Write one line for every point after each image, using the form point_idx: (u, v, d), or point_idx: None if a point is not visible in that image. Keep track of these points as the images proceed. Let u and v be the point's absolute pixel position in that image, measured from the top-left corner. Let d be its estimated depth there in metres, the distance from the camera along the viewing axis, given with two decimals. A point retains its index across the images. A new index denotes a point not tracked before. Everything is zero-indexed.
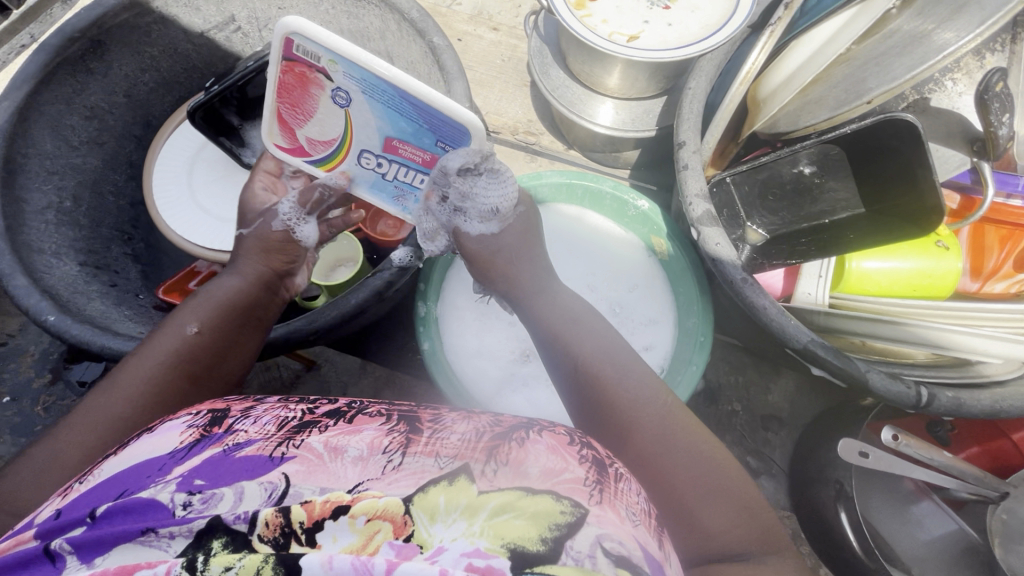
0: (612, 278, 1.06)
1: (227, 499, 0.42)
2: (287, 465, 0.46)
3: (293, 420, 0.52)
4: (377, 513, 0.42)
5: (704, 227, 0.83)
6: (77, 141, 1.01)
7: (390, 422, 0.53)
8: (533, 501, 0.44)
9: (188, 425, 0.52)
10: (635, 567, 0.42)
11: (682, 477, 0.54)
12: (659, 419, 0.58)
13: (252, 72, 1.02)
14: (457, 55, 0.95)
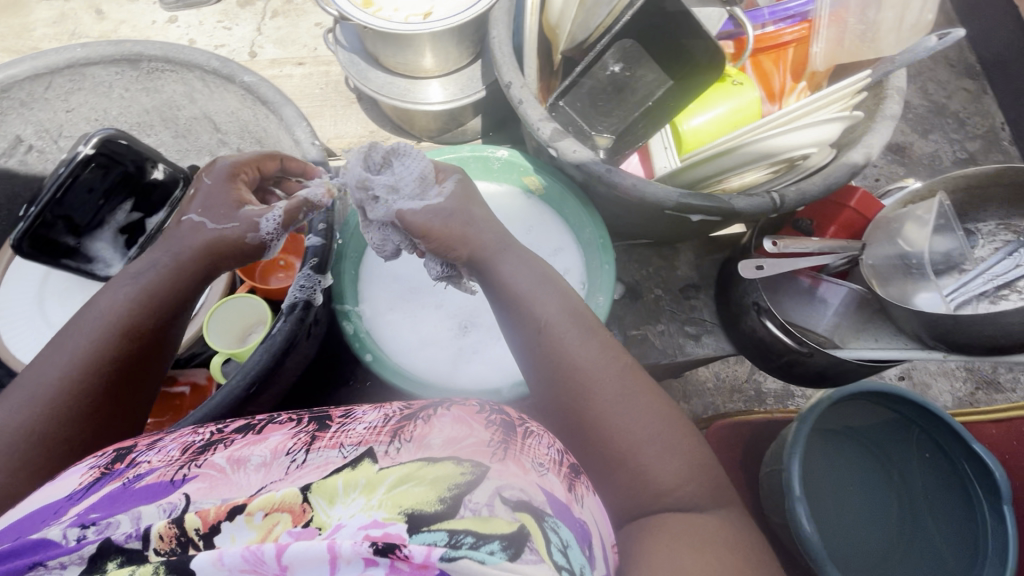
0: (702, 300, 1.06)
1: (124, 522, 0.37)
2: (187, 485, 0.40)
3: (198, 442, 0.47)
4: (274, 505, 0.38)
5: (875, 236, 0.81)
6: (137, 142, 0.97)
7: (300, 424, 0.50)
8: (434, 468, 0.42)
9: (89, 466, 0.45)
10: (537, 510, 0.41)
11: (623, 436, 0.53)
12: (613, 383, 0.54)
13: (376, 85, 1.02)
14: None
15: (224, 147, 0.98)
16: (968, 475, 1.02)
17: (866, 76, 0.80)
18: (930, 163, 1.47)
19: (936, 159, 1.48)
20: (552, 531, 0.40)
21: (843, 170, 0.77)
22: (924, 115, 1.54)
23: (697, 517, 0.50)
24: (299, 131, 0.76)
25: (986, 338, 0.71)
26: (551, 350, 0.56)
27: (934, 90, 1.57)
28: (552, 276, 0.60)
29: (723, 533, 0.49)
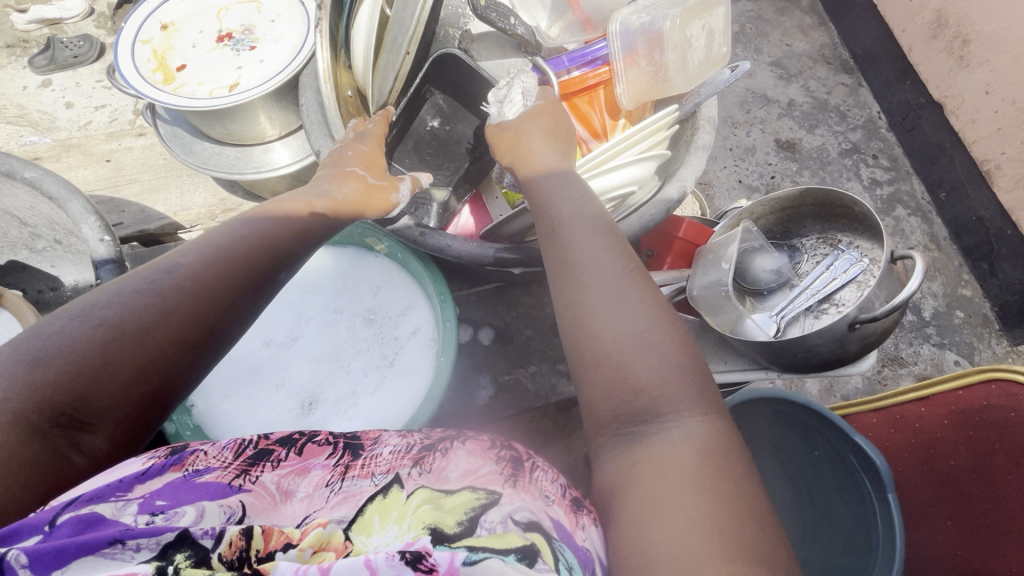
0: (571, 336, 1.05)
1: (190, 513, 0.38)
2: (244, 495, 0.43)
3: (249, 446, 0.49)
4: (323, 544, 0.39)
5: (701, 266, 0.82)
6: None
7: (337, 451, 0.51)
8: (451, 498, 0.45)
9: (148, 456, 0.45)
10: (546, 532, 0.43)
11: (606, 331, 0.50)
12: (609, 295, 0.51)
13: (199, 164, 0.96)
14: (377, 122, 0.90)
15: (39, 238, 0.91)
16: (857, 467, 1.00)
17: (673, 110, 0.82)
18: (821, 156, 1.55)
19: (824, 152, 1.56)
20: (561, 552, 0.41)
21: (658, 207, 0.79)
22: (808, 111, 1.61)
23: (675, 429, 0.45)
24: (86, 229, 0.71)
25: (802, 358, 0.73)
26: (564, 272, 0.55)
27: (816, 87, 1.65)
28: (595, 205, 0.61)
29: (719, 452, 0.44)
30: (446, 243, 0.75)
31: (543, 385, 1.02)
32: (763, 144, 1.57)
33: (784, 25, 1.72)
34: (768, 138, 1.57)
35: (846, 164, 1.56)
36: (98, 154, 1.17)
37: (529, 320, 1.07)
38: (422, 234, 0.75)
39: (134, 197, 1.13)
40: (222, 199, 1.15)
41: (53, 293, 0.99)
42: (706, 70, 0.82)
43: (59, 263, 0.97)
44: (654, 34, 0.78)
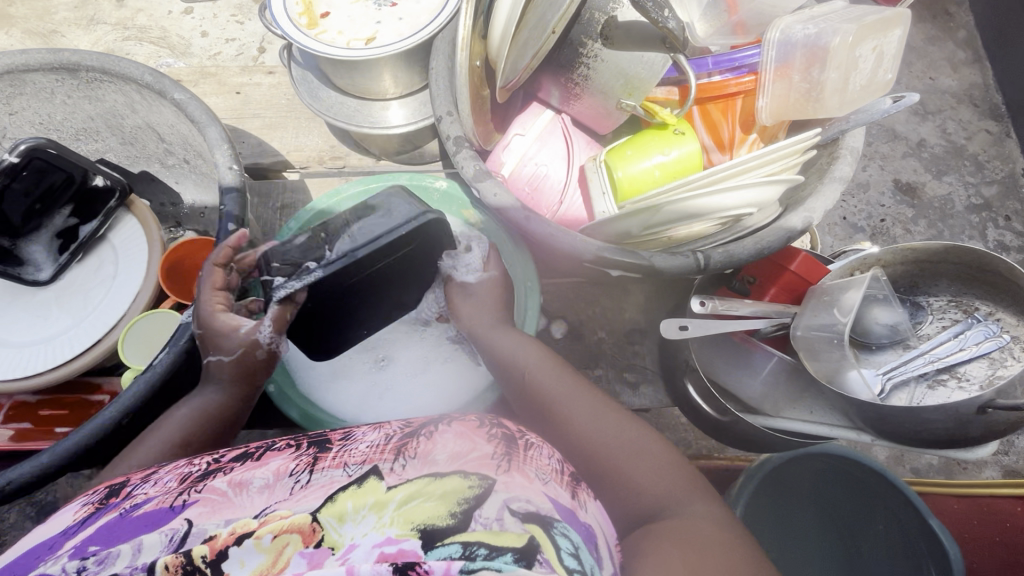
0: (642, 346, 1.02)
1: (123, 555, 0.40)
2: (188, 511, 0.44)
3: (197, 471, 0.50)
4: (285, 527, 0.40)
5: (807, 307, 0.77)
6: (89, 138, 0.97)
7: (300, 449, 0.53)
8: (440, 485, 0.43)
9: (83, 503, 0.48)
10: (545, 520, 0.41)
11: (596, 443, 0.57)
12: (588, 410, 0.61)
13: (321, 110, 1.01)
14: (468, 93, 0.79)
15: (171, 155, 0.98)
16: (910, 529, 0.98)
17: (813, 134, 0.75)
18: (942, 207, 1.41)
19: (949, 202, 1.41)
20: (562, 537, 0.40)
21: (779, 235, 0.72)
22: (940, 155, 1.46)
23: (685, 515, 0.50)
24: (219, 155, 0.75)
25: (912, 430, 0.67)
26: (552, 413, 0.62)
27: (954, 130, 1.48)
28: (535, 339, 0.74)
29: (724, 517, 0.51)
30: (549, 231, 0.72)
31: (606, 391, 1.00)
32: (879, 182, 1.43)
33: (930, 55, 1.55)
34: (887, 176, 1.43)
35: (970, 221, 1.40)
36: (230, 86, 1.24)
37: (604, 322, 1.05)
38: (527, 218, 0.73)
39: (254, 131, 1.19)
40: (332, 147, 1.20)
41: (172, 208, 1.06)
42: (864, 97, 0.76)
43: (183, 181, 1.04)
44: (817, 49, 0.72)
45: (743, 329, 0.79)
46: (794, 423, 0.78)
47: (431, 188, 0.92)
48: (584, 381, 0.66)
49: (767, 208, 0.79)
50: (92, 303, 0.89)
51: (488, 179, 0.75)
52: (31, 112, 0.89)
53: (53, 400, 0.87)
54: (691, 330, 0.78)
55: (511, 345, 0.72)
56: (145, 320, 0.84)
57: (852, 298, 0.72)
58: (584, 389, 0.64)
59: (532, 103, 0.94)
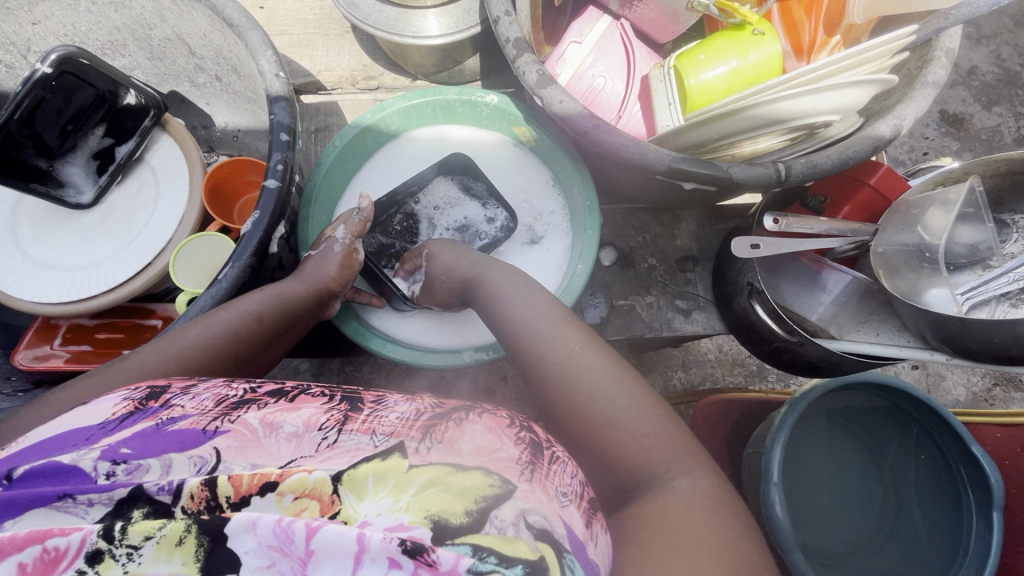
0: (698, 272, 1.00)
1: (153, 470, 0.39)
2: (220, 440, 0.42)
3: (234, 398, 0.47)
4: (305, 490, 0.39)
5: (885, 226, 0.74)
6: (117, 53, 0.91)
7: (333, 401, 0.48)
8: (463, 478, 0.41)
9: (123, 398, 0.46)
10: (557, 543, 0.40)
11: (593, 401, 0.53)
12: (564, 365, 0.56)
13: (356, 23, 0.94)
14: (516, 21, 0.72)
15: (202, 71, 0.92)
16: (945, 454, 0.99)
17: (910, 33, 0.68)
18: (989, 139, 1.32)
19: (997, 135, 1.33)
20: (570, 571, 0.38)
21: (865, 143, 0.67)
22: (991, 84, 1.37)
23: (677, 484, 0.49)
24: (263, 61, 0.70)
25: (997, 348, 0.63)
26: (541, 376, 0.57)
27: (1008, 55, 1.39)
28: (535, 283, 0.66)
29: (713, 484, 0.49)
30: (618, 141, 0.68)
31: (657, 318, 0.98)
32: (924, 113, 1.34)
33: None
34: (933, 108, 1.34)
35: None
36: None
37: (655, 249, 1.02)
38: (596, 126, 0.68)
39: (282, 50, 1.13)
40: (364, 66, 1.13)
41: (205, 131, 1.04)
42: None
43: (214, 101, 0.99)
44: None
45: (814, 247, 0.75)
46: (860, 344, 0.75)
47: (480, 103, 0.87)
48: (572, 328, 0.59)
49: (849, 118, 0.73)
50: (136, 227, 0.87)
51: (551, 86, 0.69)
52: (54, 22, 0.85)
53: (107, 323, 0.87)
54: (763, 248, 0.74)
55: (513, 284, 0.66)
56: (194, 243, 0.82)
57: (940, 217, 0.70)
58: (570, 340, 0.58)
59: (589, 7, 0.86)
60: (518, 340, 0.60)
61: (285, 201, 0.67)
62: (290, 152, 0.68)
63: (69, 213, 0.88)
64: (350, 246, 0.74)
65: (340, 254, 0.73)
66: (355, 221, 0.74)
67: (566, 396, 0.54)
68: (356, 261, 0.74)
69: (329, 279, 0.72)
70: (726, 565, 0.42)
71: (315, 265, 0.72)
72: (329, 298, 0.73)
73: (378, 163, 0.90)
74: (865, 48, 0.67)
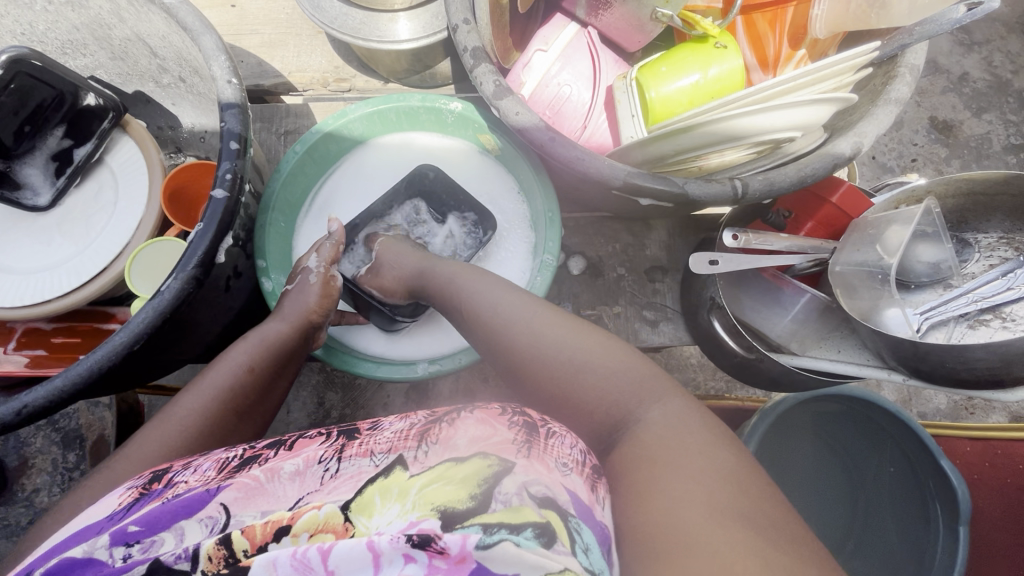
0: (667, 283, 1.00)
1: (168, 541, 0.38)
2: (224, 495, 0.42)
3: (235, 460, 0.47)
4: (319, 525, 0.38)
5: (844, 242, 0.73)
6: (79, 52, 0.90)
7: (331, 437, 0.49)
8: (463, 468, 0.42)
9: (127, 488, 0.45)
10: (562, 511, 0.39)
11: (552, 363, 0.53)
12: (524, 331, 0.56)
13: (323, 26, 0.93)
14: (475, 29, 0.71)
15: (165, 72, 0.91)
16: (914, 466, 0.99)
17: (872, 49, 0.68)
18: (979, 146, 1.31)
19: (986, 142, 1.32)
20: (577, 533, 0.38)
21: (823, 161, 0.66)
22: (981, 91, 1.36)
23: (654, 416, 0.48)
24: (216, 67, 0.69)
25: (951, 370, 0.63)
26: (505, 347, 0.57)
27: (1000, 62, 1.38)
28: (484, 269, 0.65)
29: (692, 411, 0.48)
30: (573, 154, 0.67)
31: (625, 328, 0.98)
32: (913, 119, 1.33)
33: None
34: (923, 114, 1.33)
35: (1007, 162, 1.31)
36: None
37: (624, 259, 1.01)
38: (552, 139, 0.67)
39: (253, 49, 1.11)
40: (337, 67, 1.12)
41: (171, 131, 1.02)
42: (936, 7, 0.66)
43: (180, 102, 0.97)
44: None
45: (774, 264, 0.75)
46: (818, 362, 0.74)
47: (444, 110, 0.86)
48: (528, 297, 0.59)
49: (811, 133, 0.73)
50: (95, 230, 0.86)
51: (509, 97, 0.68)
52: (11, 20, 0.83)
53: (65, 327, 0.86)
54: (721, 264, 0.73)
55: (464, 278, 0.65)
56: (152, 247, 0.81)
57: (899, 233, 0.68)
58: (527, 307, 0.58)
59: (555, 15, 0.85)
60: (480, 318, 0.60)
61: (235, 210, 0.66)
62: (240, 161, 0.67)
63: (27, 215, 0.87)
64: (324, 272, 0.73)
65: (318, 284, 0.72)
66: (330, 246, 0.73)
67: (530, 363, 0.54)
68: (336, 288, 0.73)
69: (310, 311, 0.70)
70: (711, 480, 0.41)
71: (293, 298, 0.71)
72: (314, 330, 0.72)
73: (342, 168, 0.89)
74: (825, 66, 0.67)
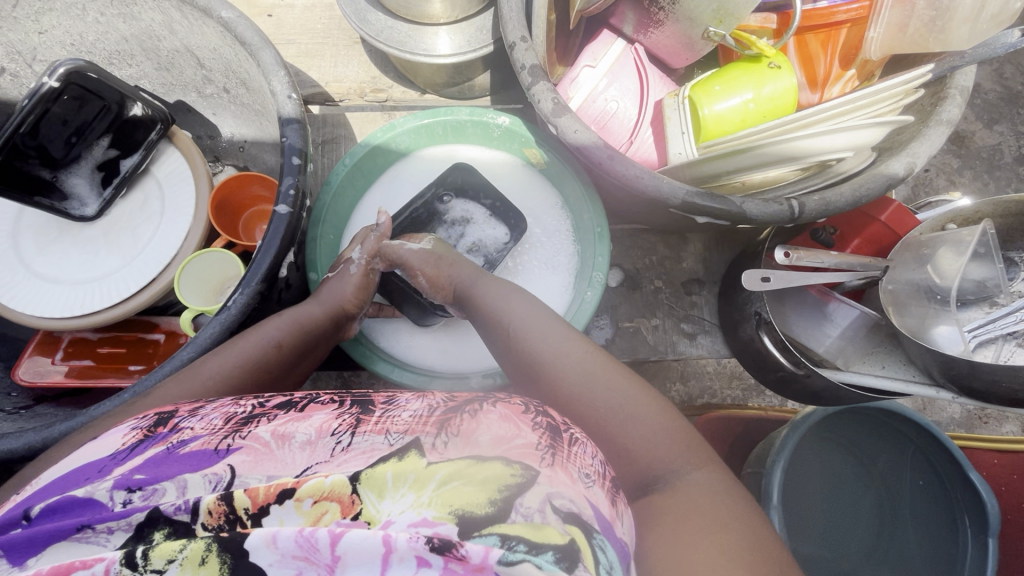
0: (705, 295, 1.01)
1: (169, 492, 0.39)
2: (233, 457, 0.42)
3: (242, 414, 0.47)
4: (324, 493, 0.39)
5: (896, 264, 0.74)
6: (125, 63, 0.90)
7: (343, 407, 0.49)
8: (484, 468, 0.41)
9: (132, 427, 0.46)
10: (587, 526, 0.39)
11: (601, 404, 0.54)
12: (579, 369, 0.57)
13: (366, 38, 0.93)
14: (533, 48, 0.71)
15: (210, 83, 0.91)
16: (942, 476, 1.00)
17: (925, 71, 0.69)
18: (990, 157, 1.33)
19: (997, 153, 1.33)
20: (601, 552, 0.38)
21: (877, 181, 0.67)
22: (993, 102, 1.37)
23: (686, 479, 0.48)
24: (275, 82, 0.69)
25: (1006, 389, 0.63)
26: (545, 379, 0.58)
27: (1011, 74, 1.40)
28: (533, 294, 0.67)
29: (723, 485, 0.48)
30: (632, 173, 0.68)
31: (663, 340, 0.99)
32: None
33: None
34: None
35: (1019, 173, 1.33)
36: (261, 7, 1.13)
37: (661, 271, 1.01)
38: (610, 157, 0.68)
39: (290, 59, 1.12)
40: (373, 78, 1.12)
41: (210, 141, 1.02)
42: (992, 30, 0.67)
43: (221, 112, 0.97)
44: None
45: (823, 281, 0.76)
46: (864, 378, 0.75)
47: (492, 124, 0.86)
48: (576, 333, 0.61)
49: (862, 153, 0.73)
50: (142, 241, 0.86)
51: (567, 114, 0.69)
52: (61, 31, 0.84)
53: (111, 337, 0.86)
54: (773, 281, 0.74)
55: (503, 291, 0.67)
56: (199, 259, 0.81)
57: (952, 259, 0.70)
58: (575, 343, 0.60)
59: (602, 31, 0.86)
60: (526, 343, 0.61)
61: (297, 226, 0.67)
62: (302, 176, 0.67)
63: (73, 225, 0.87)
64: (366, 266, 0.73)
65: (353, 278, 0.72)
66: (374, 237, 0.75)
67: (577, 396, 0.55)
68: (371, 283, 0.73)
69: (346, 301, 0.71)
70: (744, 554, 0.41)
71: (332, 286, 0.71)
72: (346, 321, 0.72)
73: (387, 181, 0.89)
74: (883, 88, 0.68)
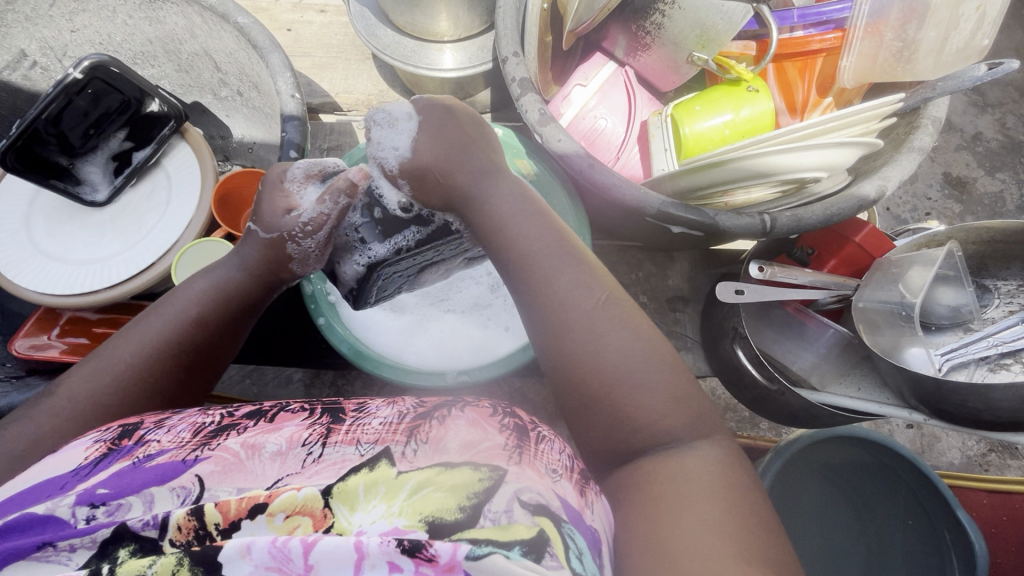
0: (688, 313, 1.02)
1: (136, 507, 0.38)
2: (201, 467, 0.40)
3: (211, 426, 0.45)
4: (297, 507, 0.37)
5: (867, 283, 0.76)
6: (149, 64, 0.97)
7: (314, 416, 0.47)
8: (453, 475, 0.40)
9: (95, 440, 0.44)
10: (555, 516, 0.39)
11: (601, 355, 0.48)
12: (586, 310, 0.49)
13: (374, 52, 0.99)
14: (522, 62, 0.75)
15: (225, 86, 0.96)
16: (935, 521, 0.96)
17: (898, 100, 0.72)
18: (992, 204, 1.34)
19: (999, 200, 1.35)
20: (570, 539, 0.38)
21: (848, 202, 0.69)
22: (995, 151, 1.40)
23: (683, 449, 0.45)
24: (281, 82, 0.75)
25: (973, 411, 0.64)
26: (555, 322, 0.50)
27: (1014, 124, 1.42)
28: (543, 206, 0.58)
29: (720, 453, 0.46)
30: (611, 181, 0.70)
31: None
32: (927, 174, 1.37)
33: None
34: (937, 169, 1.37)
35: None
36: (281, 22, 1.21)
37: (646, 287, 1.03)
38: (591, 166, 0.71)
39: (304, 71, 1.18)
40: (381, 91, 1.18)
41: (222, 141, 1.08)
42: (960, 63, 0.71)
43: (234, 114, 1.03)
44: (917, 4, 0.69)
45: (799, 298, 0.78)
46: (840, 398, 0.75)
47: None
48: (596, 273, 0.51)
49: (836, 176, 0.76)
50: (145, 229, 0.90)
51: (551, 124, 0.72)
52: (92, 31, 0.91)
53: (107, 318, 0.89)
54: (746, 295, 0.77)
55: (514, 206, 0.57)
56: (197, 248, 0.85)
57: (920, 275, 0.71)
58: (594, 287, 0.50)
59: (595, 53, 0.90)
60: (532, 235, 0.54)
61: None
62: None
63: (81, 209, 0.92)
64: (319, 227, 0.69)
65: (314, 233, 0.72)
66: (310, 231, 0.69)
67: (569, 346, 0.49)
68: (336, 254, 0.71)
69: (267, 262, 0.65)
70: (744, 530, 0.40)
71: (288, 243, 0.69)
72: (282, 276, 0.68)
73: None
74: (853, 112, 0.71)
